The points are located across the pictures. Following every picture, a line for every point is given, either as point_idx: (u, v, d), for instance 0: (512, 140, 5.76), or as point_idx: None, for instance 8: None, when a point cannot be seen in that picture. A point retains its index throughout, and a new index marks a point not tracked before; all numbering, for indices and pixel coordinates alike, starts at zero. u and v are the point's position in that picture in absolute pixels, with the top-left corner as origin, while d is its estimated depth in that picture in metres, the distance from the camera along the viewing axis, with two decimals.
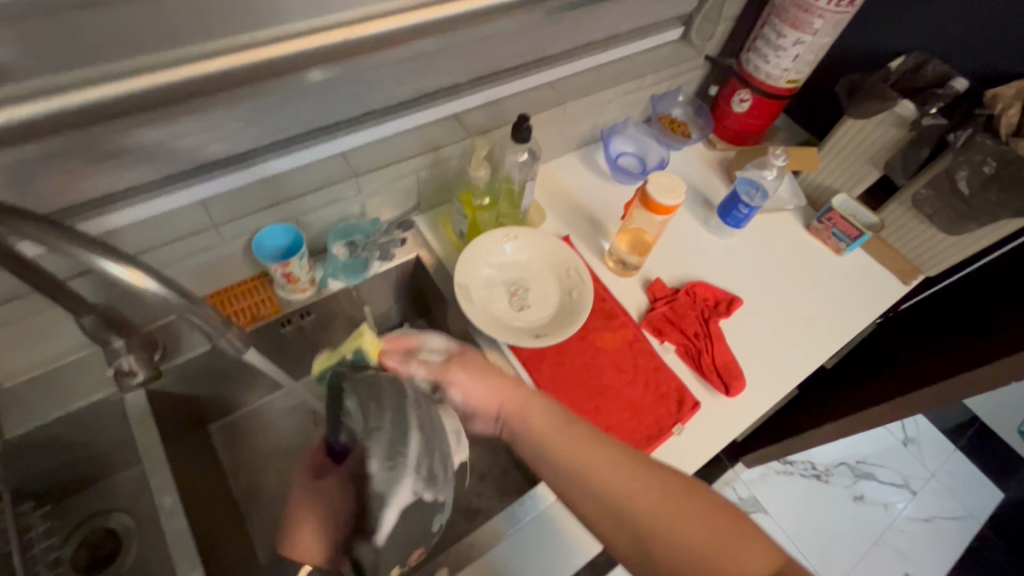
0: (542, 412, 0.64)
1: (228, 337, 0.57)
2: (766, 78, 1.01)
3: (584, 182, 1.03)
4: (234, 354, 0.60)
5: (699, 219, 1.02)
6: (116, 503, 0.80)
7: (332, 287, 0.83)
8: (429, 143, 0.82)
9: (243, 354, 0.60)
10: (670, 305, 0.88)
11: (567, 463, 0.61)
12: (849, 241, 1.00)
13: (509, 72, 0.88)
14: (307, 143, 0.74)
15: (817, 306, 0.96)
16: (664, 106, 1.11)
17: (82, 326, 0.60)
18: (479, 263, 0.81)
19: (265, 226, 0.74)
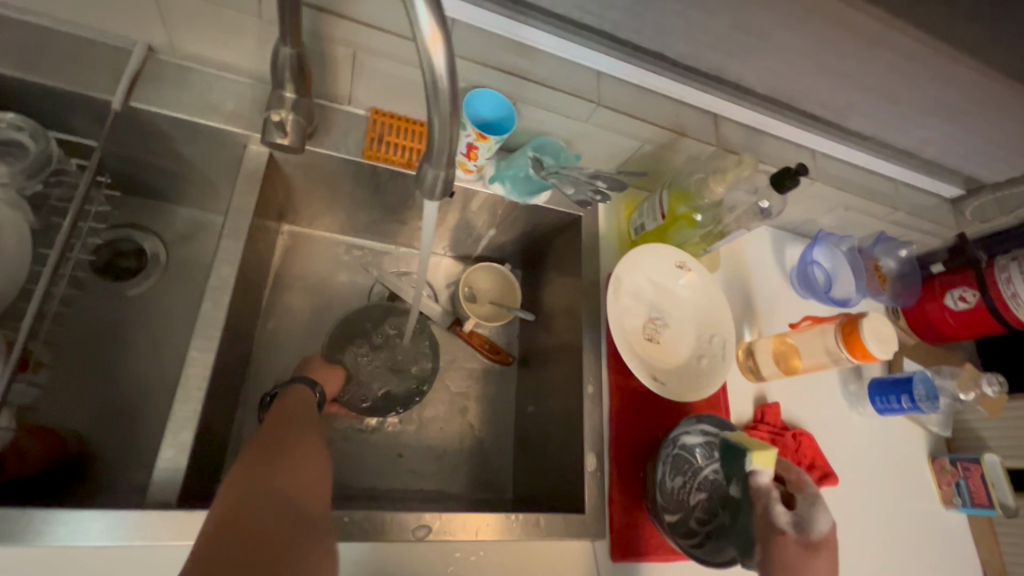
0: None
1: (438, 175, 0.46)
2: (1009, 297, 0.88)
3: (764, 264, 0.91)
4: (425, 198, 0.49)
5: (841, 375, 0.90)
6: (162, 232, 0.73)
7: (493, 188, 0.73)
8: (680, 125, 0.72)
9: (431, 203, 0.49)
10: (774, 437, 0.77)
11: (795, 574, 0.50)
12: (968, 503, 0.87)
13: (793, 115, 0.77)
14: (583, 41, 0.65)
15: (899, 541, 0.84)
16: (880, 251, 0.99)
17: (277, 53, 0.53)
18: (641, 268, 0.71)
19: (480, 88, 0.63)
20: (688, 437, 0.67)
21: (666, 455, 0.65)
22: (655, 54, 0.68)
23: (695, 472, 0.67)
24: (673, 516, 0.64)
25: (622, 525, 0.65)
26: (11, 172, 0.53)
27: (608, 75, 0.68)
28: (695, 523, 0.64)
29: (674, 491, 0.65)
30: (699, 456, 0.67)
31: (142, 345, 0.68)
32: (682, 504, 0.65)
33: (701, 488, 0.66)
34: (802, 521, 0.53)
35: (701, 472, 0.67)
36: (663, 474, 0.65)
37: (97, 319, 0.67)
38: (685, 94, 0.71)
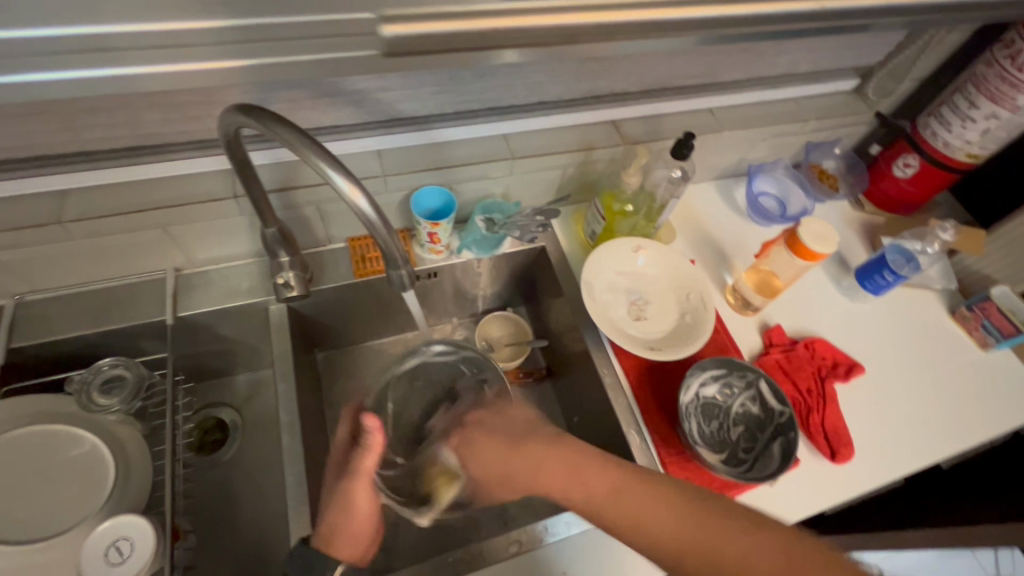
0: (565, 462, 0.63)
1: (402, 272, 0.60)
2: (942, 147, 0.95)
3: (717, 213, 1.01)
4: (398, 289, 0.62)
5: (831, 275, 0.97)
6: (231, 400, 0.89)
7: (464, 256, 0.88)
8: (585, 142, 0.84)
9: (405, 291, 0.62)
10: (786, 354, 0.85)
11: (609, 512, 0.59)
12: (1001, 338, 0.91)
13: (675, 91, 0.89)
14: (479, 119, 0.80)
15: (950, 396, 0.88)
16: (818, 156, 1.07)
17: (265, 235, 0.68)
18: (607, 267, 0.82)
19: (422, 186, 0.79)
20: (705, 385, 0.76)
21: (692, 408, 0.74)
22: (540, 102, 0.83)
23: (721, 410, 0.75)
24: (721, 452, 0.73)
25: (681, 479, 0.72)
26: (121, 399, 0.68)
27: (512, 133, 0.83)
28: (743, 451, 0.73)
29: (708, 435, 0.74)
30: (722, 396, 0.76)
31: (248, 493, 0.82)
32: (719, 442, 0.74)
33: (732, 423, 0.75)
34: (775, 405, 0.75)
35: (725, 409, 0.75)
36: (699, 424, 0.74)
37: (211, 487, 0.81)
38: (578, 118, 0.84)
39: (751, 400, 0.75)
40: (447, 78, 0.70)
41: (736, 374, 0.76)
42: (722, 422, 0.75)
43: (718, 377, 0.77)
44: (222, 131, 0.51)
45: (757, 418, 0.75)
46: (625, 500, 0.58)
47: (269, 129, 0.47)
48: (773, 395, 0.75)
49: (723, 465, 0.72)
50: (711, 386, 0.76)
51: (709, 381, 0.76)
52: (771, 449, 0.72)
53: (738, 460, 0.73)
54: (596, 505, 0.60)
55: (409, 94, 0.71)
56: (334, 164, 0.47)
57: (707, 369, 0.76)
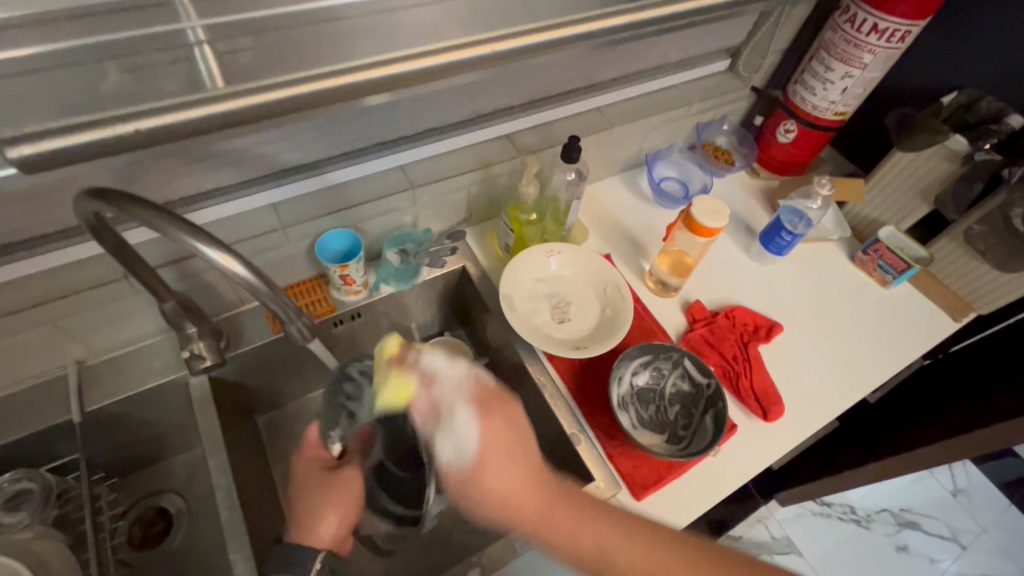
0: (548, 503, 0.63)
1: (299, 325, 0.59)
2: (813, 110, 1.02)
3: (626, 204, 1.05)
4: (299, 343, 0.61)
5: (739, 243, 1.03)
6: (169, 485, 0.85)
7: (383, 291, 0.87)
8: (482, 160, 0.86)
9: (308, 344, 0.62)
10: (709, 327, 0.89)
11: (593, 568, 0.61)
12: (896, 274, 0.98)
13: (559, 97, 0.92)
14: (371, 155, 0.80)
15: (863, 336, 0.94)
16: (709, 134, 1.13)
17: (163, 311, 0.66)
18: (524, 276, 0.84)
19: (327, 230, 0.80)
20: (635, 373, 0.79)
21: (627, 397, 0.77)
22: (429, 130, 0.84)
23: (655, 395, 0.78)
24: (660, 433, 0.76)
25: (629, 469, 0.74)
26: (30, 513, 0.65)
27: (408, 163, 0.83)
28: (681, 425, 0.76)
29: (644, 422, 0.76)
30: (653, 380, 0.79)
31: None
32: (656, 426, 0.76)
33: (666, 406, 0.78)
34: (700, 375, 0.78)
35: (658, 393, 0.78)
36: (634, 412, 0.76)
37: None
38: (471, 138, 0.85)
39: (679, 376, 0.79)
40: (326, 123, 0.70)
41: (663, 355, 0.79)
42: (657, 404, 0.78)
43: (647, 361, 0.79)
44: (82, 219, 0.49)
45: (688, 393, 0.78)
46: (558, 523, 0.62)
47: (126, 211, 0.46)
48: (699, 369, 0.78)
49: (662, 445, 0.75)
50: (642, 374, 0.79)
51: (638, 368, 0.79)
52: (704, 419, 0.75)
53: (677, 437, 0.76)
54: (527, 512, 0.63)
55: (290, 145, 0.70)
56: (201, 234, 0.46)
57: (635, 358, 0.78)
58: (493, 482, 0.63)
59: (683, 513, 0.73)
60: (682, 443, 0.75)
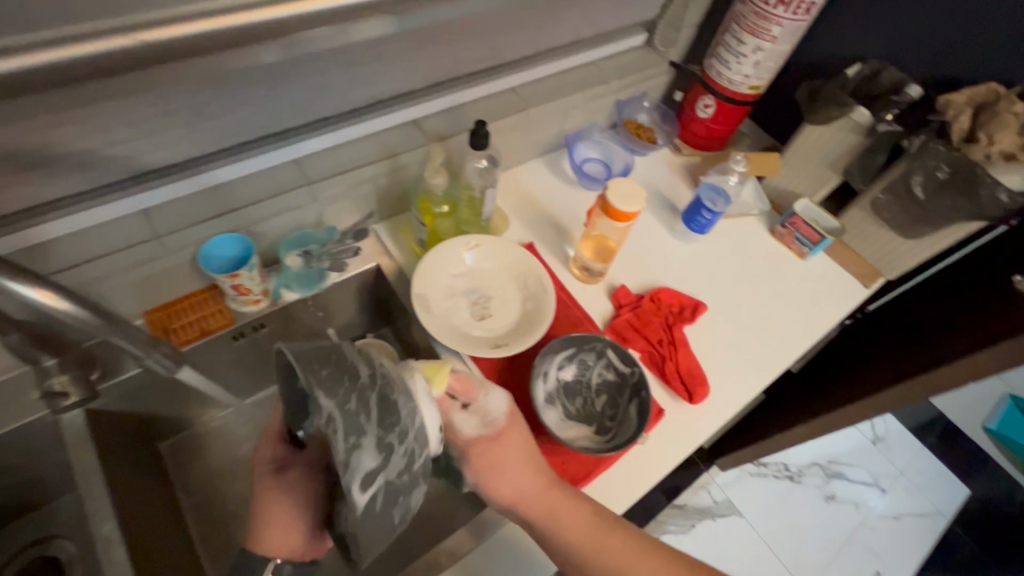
0: (547, 500, 0.63)
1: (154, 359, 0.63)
2: (729, 84, 1.01)
3: (550, 187, 1.02)
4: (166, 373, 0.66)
5: (664, 223, 1.02)
6: (56, 531, 0.76)
7: (286, 297, 0.80)
8: (387, 150, 0.79)
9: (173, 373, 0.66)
10: (634, 312, 0.87)
11: (585, 556, 0.62)
12: (812, 246, 1.00)
13: (469, 78, 0.86)
14: (258, 150, 0.72)
15: (784, 307, 0.96)
16: (630, 111, 1.10)
17: (6, 344, 0.58)
18: (439, 273, 0.79)
19: (212, 237, 0.71)
20: (556, 366, 0.76)
21: (551, 392, 0.75)
22: (323, 119, 0.76)
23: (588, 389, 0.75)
24: (585, 425, 0.75)
25: (558, 465, 0.72)
26: None
27: (303, 156, 0.76)
28: (606, 415, 0.75)
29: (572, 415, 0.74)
30: (577, 372, 0.77)
31: None
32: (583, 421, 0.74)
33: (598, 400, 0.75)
34: (624, 362, 0.76)
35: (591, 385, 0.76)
36: (558, 407, 0.75)
37: None
38: (373, 126, 0.79)
39: (603, 365, 0.77)
40: (191, 117, 0.61)
41: (585, 346, 0.77)
42: (581, 395, 0.76)
43: (569, 352, 0.76)
44: None
45: (614, 381, 0.76)
46: (555, 515, 0.63)
47: None
48: (622, 358, 0.76)
49: (587, 438, 0.73)
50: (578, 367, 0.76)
51: (561, 361, 0.76)
52: (628, 406, 0.74)
53: (603, 427, 0.74)
54: (524, 495, 0.63)
55: (151, 143, 0.61)
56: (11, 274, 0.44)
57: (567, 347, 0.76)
58: (501, 483, 0.64)
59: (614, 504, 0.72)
60: (607, 433, 0.74)
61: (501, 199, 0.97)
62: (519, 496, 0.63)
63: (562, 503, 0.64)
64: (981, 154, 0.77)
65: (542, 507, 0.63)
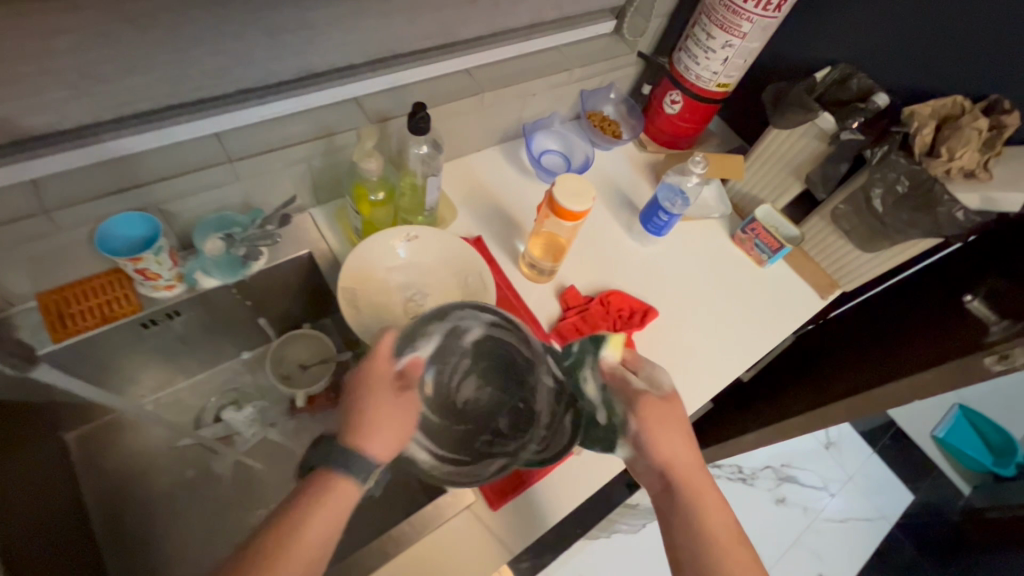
0: (699, 470, 0.63)
1: None
2: (697, 80, 0.97)
3: (505, 178, 0.96)
4: None
5: (622, 222, 0.98)
6: None
7: (203, 284, 0.74)
8: (321, 128, 0.73)
9: None
10: (581, 315, 0.83)
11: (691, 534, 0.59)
12: (771, 253, 0.97)
13: (417, 56, 0.80)
14: (170, 120, 0.65)
15: (738, 316, 0.94)
16: (594, 103, 1.06)
17: None
18: (371, 267, 0.73)
19: (114, 214, 0.63)
20: (482, 367, 0.69)
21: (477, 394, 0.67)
22: (248, 90, 0.69)
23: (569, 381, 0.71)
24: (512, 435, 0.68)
25: None
26: None
27: (225, 130, 0.69)
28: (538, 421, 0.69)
29: (490, 399, 0.69)
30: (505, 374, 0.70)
31: None
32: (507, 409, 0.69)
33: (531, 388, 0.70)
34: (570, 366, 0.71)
35: (523, 367, 0.70)
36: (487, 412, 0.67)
37: None
38: (305, 101, 0.72)
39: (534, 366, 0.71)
40: (77, 78, 0.54)
41: (517, 344, 0.70)
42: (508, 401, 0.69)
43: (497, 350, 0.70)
44: None
45: (545, 384, 0.71)
46: (674, 492, 0.61)
47: None
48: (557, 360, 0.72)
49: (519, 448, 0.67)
50: (609, 356, 0.71)
51: (488, 361, 0.69)
52: (564, 411, 0.69)
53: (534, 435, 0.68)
54: (682, 464, 0.63)
55: (32, 106, 0.55)
56: None
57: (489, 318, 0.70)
58: (664, 445, 0.63)
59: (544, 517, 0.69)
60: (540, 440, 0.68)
61: (451, 189, 0.92)
62: (667, 461, 0.63)
63: (698, 477, 0.62)
64: (942, 169, 0.77)
65: (694, 479, 0.62)
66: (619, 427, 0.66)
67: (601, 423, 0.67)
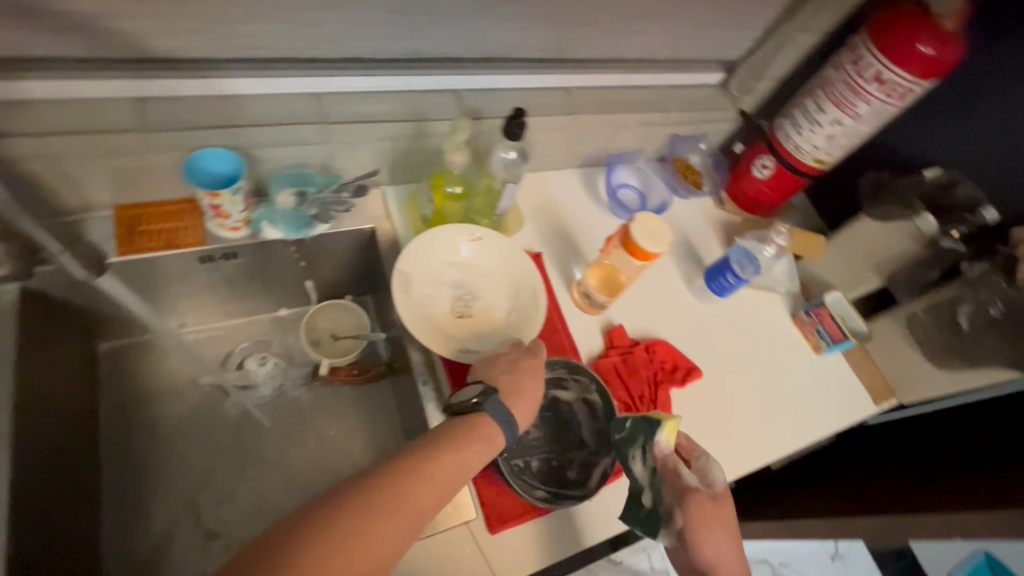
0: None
1: None
2: (795, 150, 0.94)
3: (577, 202, 0.95)
4: None
5: (684, 274, 0.95)
6: None
7: (265, 234, 0.74)
8: (416, 112, 0.73)
9: None
10: (624, 357, 0.80)
11: None
12: (831, 343, 0.92)
13: (524, 64, 0.79)
14: (279, 72, 0.66)
15: (783, 399, 0.89)
16: (683, 150, 1.03)
17: None
18: (429, 257, 0.72)
19: (207, 147, 0.65)
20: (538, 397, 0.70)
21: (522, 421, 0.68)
22: (358, 58, 0.70)
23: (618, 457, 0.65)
24: (534, 471, 0.67)
25: (491, 496, 0.66)
26: None
27: (326, 93, 0.70)
28: (562, 469, 0.68)
29: (541, 441, 0.68)
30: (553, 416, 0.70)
31: None
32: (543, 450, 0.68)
33: (584, 455, 0.69)
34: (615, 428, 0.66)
35: (585, 433, 0.70)
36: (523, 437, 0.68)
37: None
38: (408, 83, 0.73)
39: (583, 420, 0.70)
40: (206, 12, 0.56)
41: (576, 396, 0.71)
42: (546, 440, 0.68)
43: (554, 392, 0.71)
44: None
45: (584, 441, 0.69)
46: None
47: None
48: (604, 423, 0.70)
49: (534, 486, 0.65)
50: (663, 442, 0.61)
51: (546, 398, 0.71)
52: (589, 472, 0.67)
53: (556, 481, 0.66)
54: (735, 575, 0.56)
55: (158, 27, 0.56)
56: None
57: (593, 396, 0.71)
58: (710, 553, 0.55)
59: (539, 556, 0.65)
60: (554, 487, 0.66)
61: (523, 200, 0.91)
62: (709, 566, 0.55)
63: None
64: None
65: None
66: (662, 517, 0.59)
67: (643, 507, 0.61)
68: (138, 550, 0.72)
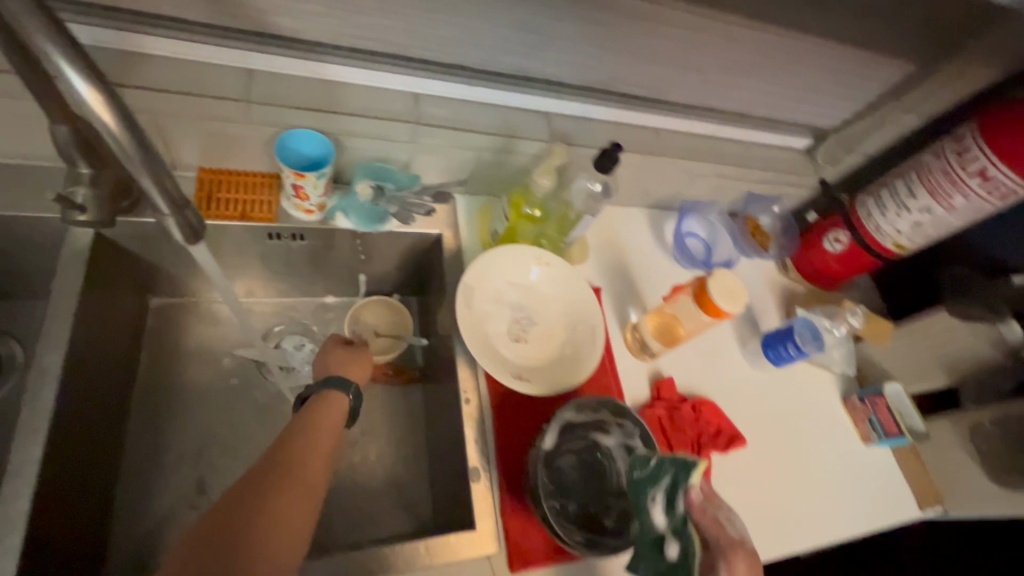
0: None
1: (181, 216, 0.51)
2: (874, 230, 0.90)
3: (642, 244, 0.93)
4: (192, 240, 0.53)
5: (738, 336, 0.92)
6: (17, 333, 0.73)
7: (338, 224, 0.74)
8: (507, 128, 0.73)
9: (197, 244, 0.53)
10: (669, 412, 0.77)
11: None
12: (883, 436, 0.87)
13: (619, 99, 0.79)
14: (384, 67, 0.67)
15: (825, 487, 0.84)
16: (755, 209, 1.01)
17: (53, 133, 0.53)
18: (494, 274, 0.71)
19: (294, 129, 0.64)
20: (578, 435, 0.66)
21: (561, 461, 0.64)
22: (461, 66, 0.70)
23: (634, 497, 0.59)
24: (573, 516, 0.62)
25: (518, 534, 0.63)
26: None
27: (424, 95, 0.70)
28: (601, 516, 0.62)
29: (580, 483, 0.64)
30: (594, 458, 0.65)
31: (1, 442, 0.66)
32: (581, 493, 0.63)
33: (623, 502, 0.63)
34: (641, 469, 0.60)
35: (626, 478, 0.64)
36: (560, 478, 0.63)
37: None
38: (505, 98, 0.73)
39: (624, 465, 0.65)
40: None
41: (619, 436, 0.66)
42: (585, 483, 0.64)
43: (596, 431, 0.66)
44: None
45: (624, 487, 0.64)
46: None
47: None
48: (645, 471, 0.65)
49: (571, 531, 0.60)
50: (694, 486, 0.56)
51: (587, 437, 0.66)
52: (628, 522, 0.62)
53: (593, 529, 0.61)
54: None
55: (285, 6, 0.57)
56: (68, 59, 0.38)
57: (636, 443, 0.65)
58: None
59: None
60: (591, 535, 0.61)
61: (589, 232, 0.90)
62: None
63: None
64: None
65: None
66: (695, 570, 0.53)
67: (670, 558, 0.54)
68: (147, 514, 0.69)
